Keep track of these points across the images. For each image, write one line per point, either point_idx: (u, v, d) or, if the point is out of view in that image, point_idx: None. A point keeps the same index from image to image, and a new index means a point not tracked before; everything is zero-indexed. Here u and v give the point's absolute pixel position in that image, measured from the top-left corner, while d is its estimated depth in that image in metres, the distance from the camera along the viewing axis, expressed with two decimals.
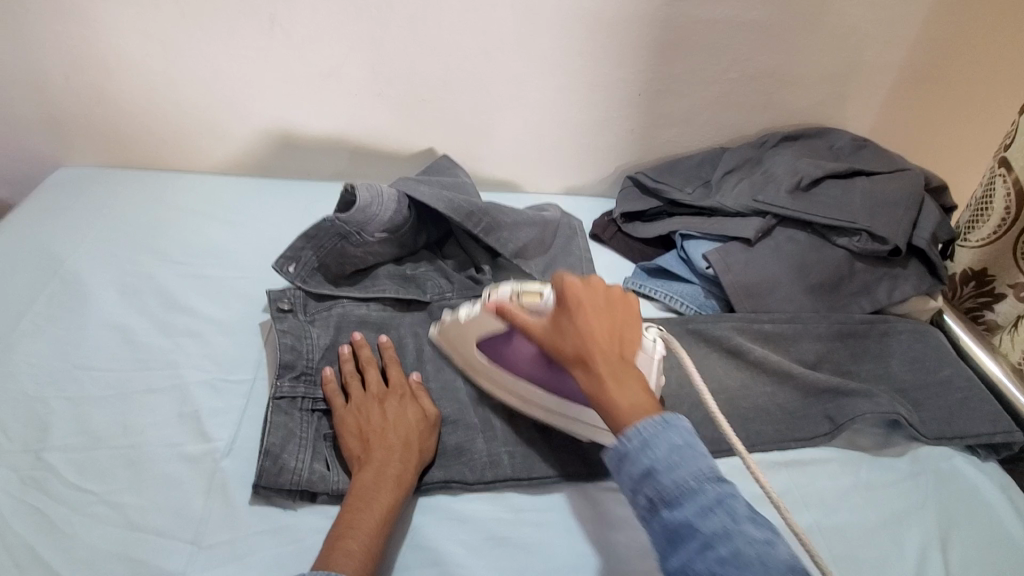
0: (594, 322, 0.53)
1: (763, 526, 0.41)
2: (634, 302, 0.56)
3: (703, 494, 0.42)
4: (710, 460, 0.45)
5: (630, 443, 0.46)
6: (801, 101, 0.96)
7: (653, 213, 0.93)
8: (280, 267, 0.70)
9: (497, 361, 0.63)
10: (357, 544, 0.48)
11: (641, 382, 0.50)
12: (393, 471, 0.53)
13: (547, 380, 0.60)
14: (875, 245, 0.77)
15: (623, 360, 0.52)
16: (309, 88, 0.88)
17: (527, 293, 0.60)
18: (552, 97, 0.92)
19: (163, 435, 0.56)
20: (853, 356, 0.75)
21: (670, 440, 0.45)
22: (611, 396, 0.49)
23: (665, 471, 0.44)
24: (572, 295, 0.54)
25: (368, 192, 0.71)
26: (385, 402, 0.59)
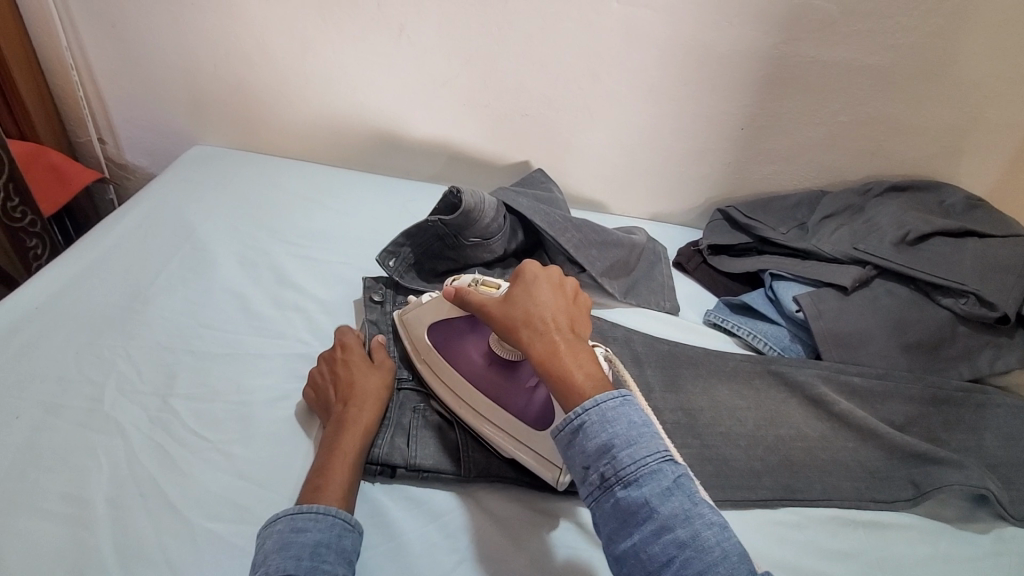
0: (548, 296, 0.57)
1: (718, 512, 0.44)
2: (587, 296, 0.61)
3: (662, 475, 0.45)
4: (665, 441, 0.47)
5: (589, 418, 0.47)
6: (913, 153, 0.92)
7: (742, 248, 0.92)
8: (381, 260, 0.75)
9: (446, 352, 0.64)
10: (334, 483, 0.52)
11: (589, 352, 0.53)
12: (359, 420, 0.57)
13: (486, 380, 0.61)
14: (983, 309, 0.73)
15: (573, 334, 0.55)
16: (422, 95, 0.94)
17: (486, 281, 0.62)
18: (652, 124, 0.93)
19: (271, 398, 0.61)
20: (945, 424, 0.71)
21: (629, 416, 0.47)
22: (558, 358, 0.51)
23: (623, 448, 0.45)
24: (531, 274, 0.59)
25: (473, 197, 0.75)
26: (334, 360, 0.63)
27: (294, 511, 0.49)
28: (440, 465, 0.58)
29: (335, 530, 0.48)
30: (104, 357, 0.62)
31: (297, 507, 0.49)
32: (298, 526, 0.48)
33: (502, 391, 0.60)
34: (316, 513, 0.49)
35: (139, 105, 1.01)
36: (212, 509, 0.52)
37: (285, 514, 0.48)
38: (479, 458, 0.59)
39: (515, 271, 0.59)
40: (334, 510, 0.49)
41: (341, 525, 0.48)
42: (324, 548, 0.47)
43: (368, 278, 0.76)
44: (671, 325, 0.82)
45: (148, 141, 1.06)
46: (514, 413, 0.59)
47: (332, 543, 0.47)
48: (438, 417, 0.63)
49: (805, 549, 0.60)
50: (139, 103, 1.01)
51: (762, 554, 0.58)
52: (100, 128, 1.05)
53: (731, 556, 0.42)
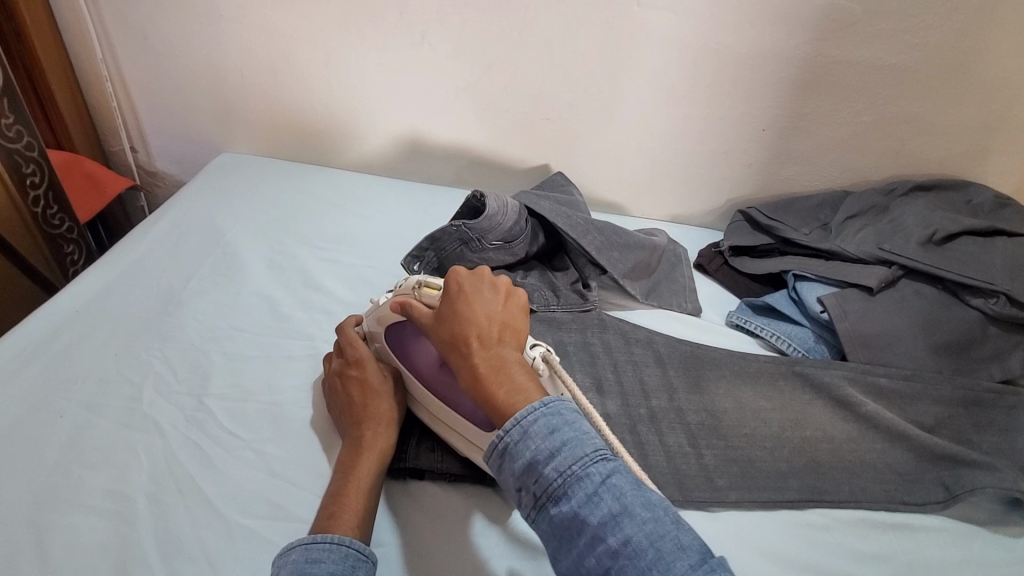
0: (477, 304, 0.55)
1: (652, 508, 0.41)
2: (522, 292, 0.59)
3: (588, 480, 0.42)
4: (593, 439, 0.45)
5: (511, 438, 0.45)
6: (938, 152, 0.91)
7: (764, 250, 0.92)
8: (406, 265, 0.77)
9: (401, 358, 0.62)
10: (353, 512, 0.50)
11: (517, 362, 0.51)
12: (373, 444, 0.55)
13: (437, 384, 0.59)
14: (1013, 309, 0.72)
15: (501, 341, 0.52)
16: (444, 101, 0.95)
17: (428, 285, 0.60)
18: (673, 127, 0.94)
19: (300, 398, 0.62)
20: (976, 426, 0.70)
21: (547, 423, 0.45)
22: (484, 382, 0.49)
23: (546, 461, 0.43)
24: (458, 285, 0.57)
25: (496, 202, 0.76)
26: (349, 373, 0.61)
27: (308, 541, 0.46)
28: (466, 469, 0.59)
29: (349, 562, 0.45)
30: (141, 358, 0.64)
31: (310, 536, 0.47)
32: (312, 557, 0.45)
33: (452, 395, 0.58)
34: (329, 544, 0.46)
35: (170, 115, 1.04)
36: (247, 506, 0.53)
37: (298, 543, 0.46)
38: None
39: (446, 283, 0.57)
40: (349, 540, 0.47)
41: (356, 556, 0.46)
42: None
43: (392, 291, 0.77)
44: (694, 327, 0.82)
45: (178, 150, 1.09)
46: (464, 416, 0.57)
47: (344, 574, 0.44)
48: None
49: (833, 552, 0.59)
50: (169, 113, 1.04)
51: (790, 556, 0.58)
52: (132, 138, 1.08)
53: (666, 554, 0.39)
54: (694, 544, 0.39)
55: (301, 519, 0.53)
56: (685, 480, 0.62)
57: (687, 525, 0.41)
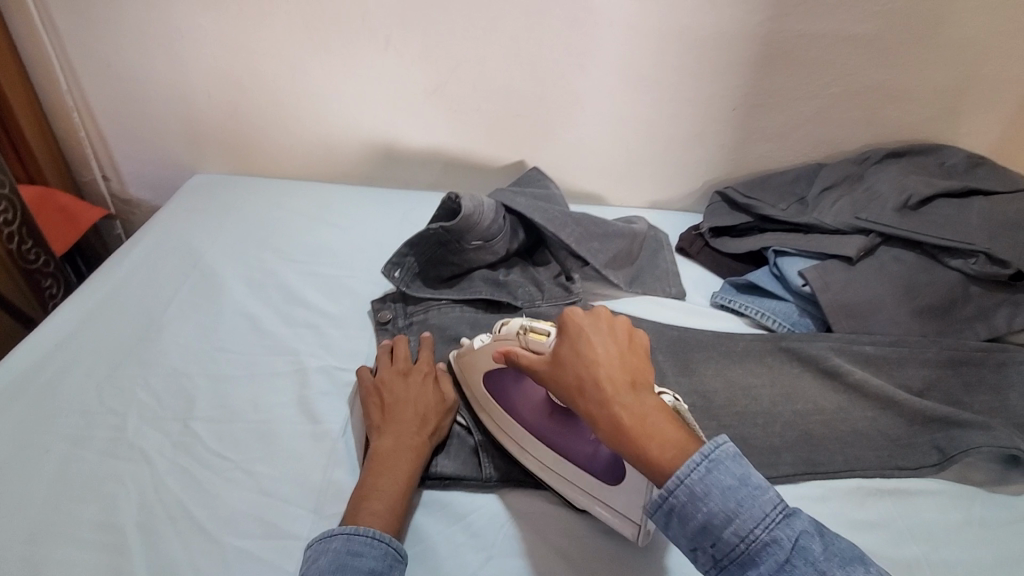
0: (602, 348, 0.51)
1: (844, 564, 0.41)
2: (641, 331, 0.54)
3: (774, 544, 0.42)
4: (767, 495, 0.44)
5: (678, 501, 0.44)
6: (910, 117, 0.92)
7: (743, 228, 0.92)
8: (387, 273, 0.76)
9: (503, 403, 0.61)
10: (382, 506, 0.52)
11: (661, 410, 0.47)
12: (410, 444, 0.57)
13: (551, 434, 0.58)
14: (994, 268, 0.72)
15: (637, 388, 0.49)
16: (414, 104, 0.95)
17: (534, 330, 0.57)
18: (645, 113, 0.94)
19: (287, 414, 0.62)
20: (966, 386, 0.70)
21: (720, 484, 0.44)
22: (633, 436, 0.46)
23: (725, 526, 0.43)
24: (577, 327, 0.53)
25: (472, 202, 0.75)
26: (409, 377, 0.63)
27: (350, 531, 0.49)
28: (462, 474, 0.59)
29: (387, 560, 0.48)
30: (124, 388, 0.64)
31: (352, 527, 0.49)
32: (354, 548, 0.48)
33: (568, 443, 0.57)
34: (370, 539, 0.49)
35: (140, 140, 1.03)
36: (240, 527, 0.52)
37: (341, 533, 0.49)
38: (499, 463, 0.60)
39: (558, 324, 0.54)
40: (387, 538, 0.49)
41: (393, 555, 0.49)
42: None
43: (376, 299, 0.77)
44: (680, 310, 0.82)
45: (151, 175, 1.08)
46: (582, 465, 0.55)
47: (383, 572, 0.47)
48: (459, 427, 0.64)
49: (832, 523, 0.59)
50: (138, 138, 1.03)
51: None
52: (103, 166, 1.07)
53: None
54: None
55: (296, 536, 0.52)
56: None
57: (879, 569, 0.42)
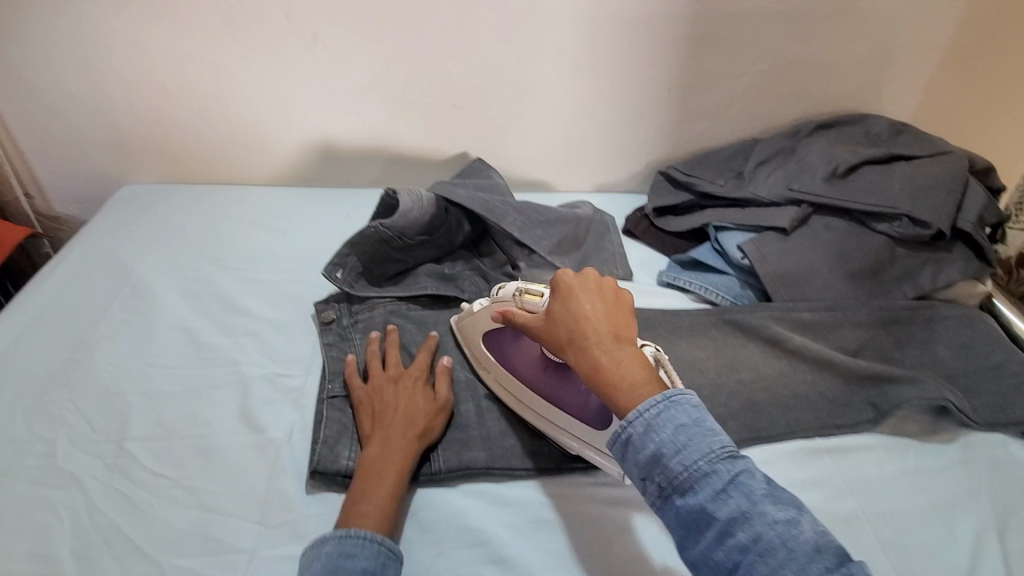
0: (588, 305, 0.54)
1: (784, 507, 0.41)
2: (629, 294, 0.56)
3: (715, 476, 0.43)
4: (719, 436, 0.44)
5: (634, 430, 0.45)
6: (836, 89, 0.95)
7: (685, 207, 0.94)
8: (328, 273, 0.73)
9: (499, 357, 0.65)
10: (369, 511, 0.51)
11: (637, 359, 0.50)
12: (400, 448, 0.56)
13: (546, 386, 0.61)
14: (916, 230, 0.76)
15: (619, 340, 0.51)
16: (349, 100, 0.93)
17: (529, 292, 0.61)
18: (582, 97, 0.94)
19: (228, 426, 0.60)
20: (897, 344, 0.74)
21: (675, 420, 0.45)
22: (606, 377, 0.49)
23: (673, 456, 0.44)
24: (566, 286, 0.56)
25: (410, 197, 0.74)
26: (398, 382, 0.62)
27: (342, 534, 0.48)
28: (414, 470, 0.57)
29: (381, 559, 0.47)
30: (51, 413, 0.61)
31: (343, 529, 0.49)
32: (347, 550, 0.47)
33: (562, 394, 0.60)
34: (362, 540, 0.48)
35: (61, 154, 0.98)
36: (180, 546, 0.51)
37: (333, 536, 0.48)
38: (450, 456, 0.59)
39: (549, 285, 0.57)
40: (380, 538, 0.48)
41: (387, 554, 0.48)
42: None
43: (319, 301, 0.74)
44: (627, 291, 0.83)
45: (78, 190, 1.03)
46: (576, 415, 0.59)
47: (377, 571, 0.46)
48: None
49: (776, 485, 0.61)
50: (60, 151, 0.98)
51: None
52: (25, 183, 1.02)
53: (800, 555, 0.39)
54: (829, 546, 0.39)
55: (240, 550, 0.51)
56: None
57: (814, 522, 0.41)
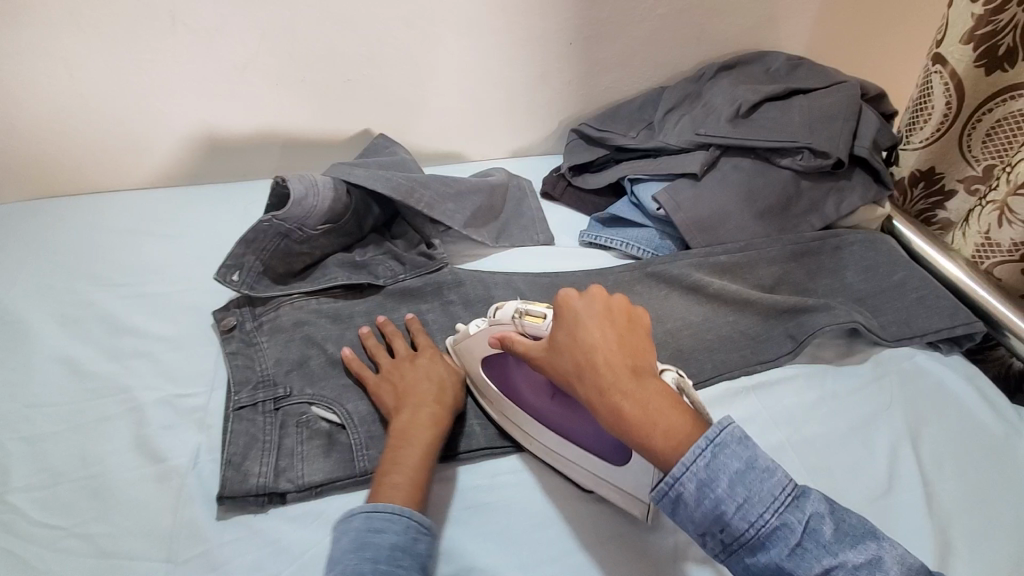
0: (598, 334, 0.49)
1: (862, 546, 0.40)
2: (642, 311, 0.52)
3: (787, 531, 0.41)
4: (776, 476, 0.42)
5: (685, 488, 0.42)
6: (734, 28, 0.94)
7: (601, 163, 0.93)
8: (222, 277, 0.67)
9: (502, 387, 0.60)
10: (402, 478, 0.50)
11: (665, 396, 0.46)
12: (428, 417, 0.55)
13: (554, 417, 0.56)
14: (819, 160, 0.77)
15: (640, 374, 0.47)
16: (227, 84, 0.84)
17: (530, 314, 0.56)
18: (481, 58, 0.89)
19: (126, 460, 0.55)
20: (809, 275, 0.76)
21: (730, 471, 0.42)
22: (631, 422, 0.45)
23: (735, 512, 0.42)
24: (571, 313, 0.52)
25: (301, 184, 0.68)
26: (415, 360, 0.61)
27: (369, 510, 0.47)
28: (336, 475, 0.54)
29: (410, 534, 0.47)
30: None
31: (371, 504, 0.48)
32: (375, 525, 0.46)
33: (570, 423, 0.55)
34: (391, 514, 0.47)
35: None
36: None
37: (361, 511, 0.47)
38: (374, 454, 0.55)
39: (556, 312, 0.52)
40: (409, 513, 0.48)
41: (416, 529, 0.47)
42: (399, 551, 0.45)
43: (219, 309, 0.68)
44: (549, 256, 0.81)
45: None
46: (587, 447, 0.54)
47: (407, 547, 0.46)
48: (327, 423, 0.58)
49: None
50: None
51: None
52: None
53: None
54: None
55: None
56: None
57: (887, 545, 0.41)
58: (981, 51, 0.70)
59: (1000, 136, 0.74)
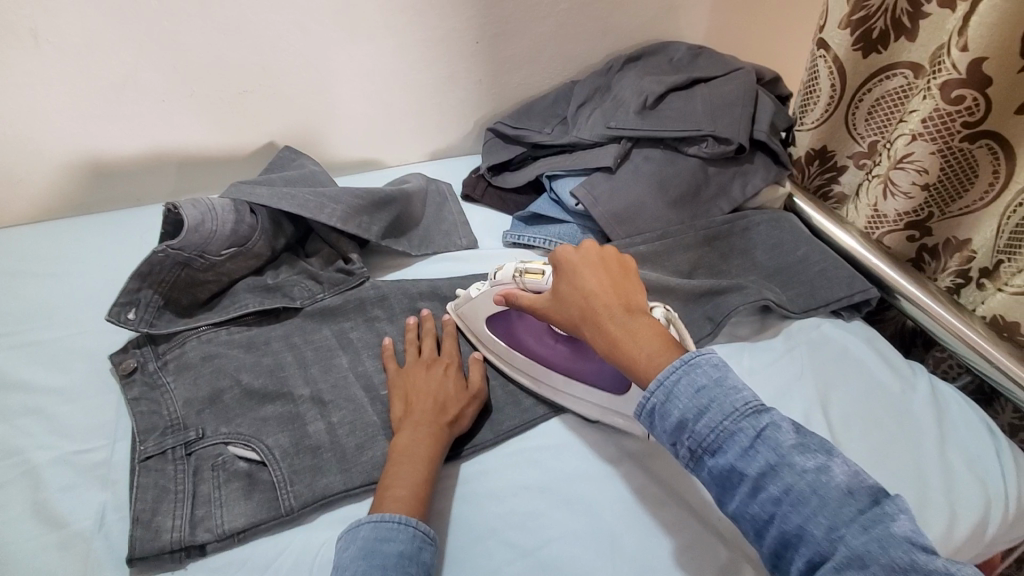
0: (591, 279, 0.56)
1: (813, 454, 0.43)
2: (634, 263, 0.58)
3: (743, 433, 0.44)
4: (741, 393, 0.45)
5: (655, 399, 0.47)
6: (636, 20, 0.96)
7: (519, 161, 0.92)
8: (116, 316, 0.61)
9: (508, 339, 0.66)
10: (400, 494, 0.50)
11: (654, 328, 0.52)
12: (432, 432, 0.55)
13: (561, 359, 0.63)
14: (723, 147, 0.80)
15: (632, 311, 0.53)
16: (107, 103, 0.77)
17: (529, 271, 0.62)
18: (388, 61, 0.86)
19: (19, 532, 0.49)
20: (722, 257, 0.79)
21: (694, 384, 0.46)
22: (623, 348, 0.51)
23: (697, 420, 0.45)
24: (568, 263, 0.58)
25: (196, 209, 0.63)
26: (430, 368, 0.61)
27: (376, 519, 0.48)
28: (260, 517, 0.51)
29: (416, 543, 0.47)
30: None
31: (377, 514, 0.49)
32: (382, 534, 0.47)
33: (576, 366, 0.62)
34: (396, 524, 0.48)
35: None
36: None
37: (368, 520, 0.48)
38: (300, 489, 0.53)
39: (553, 264, 0.59)
40: (414, 522, 0.48)
41: (422, 537, 0.48)
42: (406, 559, 0.46)
43: (116, 351, 0.63)
44: (474, 260, 0.80)
45: None
46: (591, 382, 0.61)
47: (414, 555, 0.46)
48: (246, 463, 0.54)
49: None
50: None
51: (599, 443, 0.61)
52: None
53: (833, 500, 0.41)
54: (863, 488, 0.41)
55: None
56: (496, 419, 0.62)
57: (843, 461, 0.43)
58: (858, 35, 0.74)
59: (881, 113, 0.78)
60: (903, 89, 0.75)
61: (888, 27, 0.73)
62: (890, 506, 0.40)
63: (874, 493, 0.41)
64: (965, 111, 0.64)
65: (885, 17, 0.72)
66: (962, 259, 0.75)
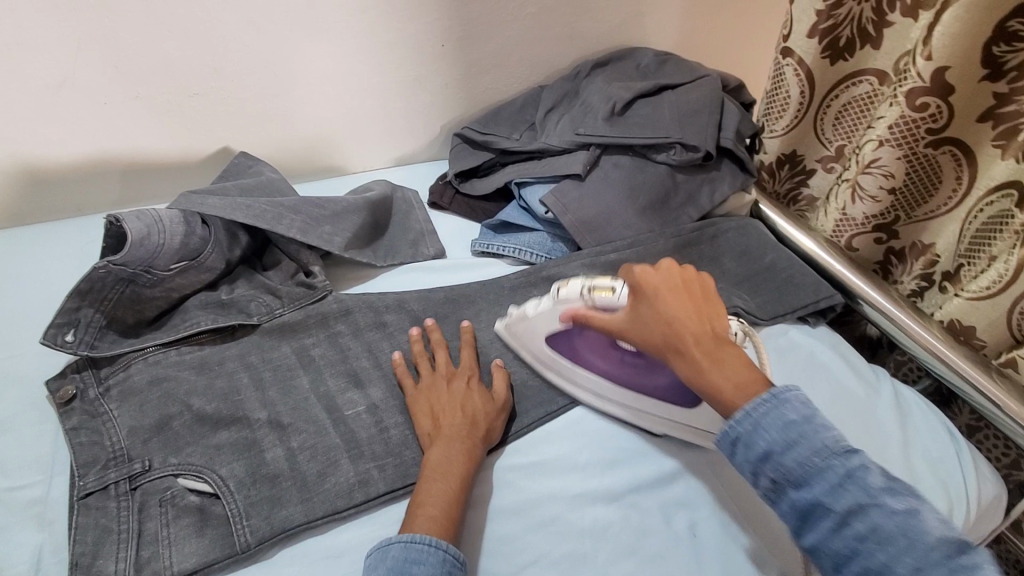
0: (671, 302, 0.53)
1: (903, 497, 0.41)
2: (713, 287, 0.55)
3: (832, 469, 0.43)
4: (831, 430, 0.44)
5: (739, 426, 0.46)
6: (603, 25, 0.95)
7: (487, 167, 0.90)
8: (52, 339, 0.56)
9: (570, 354, 0.64)
10: (435, 509, 0.49)
11: (739, 355, 0.50)
12: (464, 449, 0.54)
13: (628, 376, 0.62)
14: (690, 155, 0.80)
15: (717, 337, 0.51)
16: (41, 106, 0.71)
17: (598, 288, 0.59)
18: (351, 64, 0.83)
19: None
20: (692, 264, 0.79)
21: (784, 416, 0.45)
22: (709, 375, 0.49)
23: (783, 452, 0.44)
24: (646, 283, 0.55)
25: (141, 221, 0.59)
26: (452, 382, 0.60)
27: (406, 538, 0.46)
28: (214, 555, 0.48)
29: (446, 567, 0.45)
30: None
31: (408, 533, 0.47)
32: (412, 556, 0.45)
33: (645, 380, 0.61)
34: (428, 545, 0.46)
35: None
36: None
37: (398, 540, 0.46)
38: (257, 522, 0.50)
39: (630, 283, 0.56)
40: (445, 544, 0.46)
41: (452, 561, 0.46)
42: None
43: (52, 376, 0.58)
44: (443, 270, 0.78)
45: None
46: (661, 397, 0.61)
47: None
48: (198, 496, 0.51)
49: (610, 432, 0.62)
50: None
51: (572, 459, 0.59)
52: None
53: (924, 546, 0.39)
54: (951, 538, 0.39)
55: None
56: None
57: (932, 507, 0.42)
58: (826, 43, 0.75)
59: (849, 118, 0.79)
60: (869, 95, 0.76)
61: (854, 35, 0.74)
62: (978, 557, 0.39)
63: (959, 541, 0.39)
64: (929, 117, 0.66)
65: (852, 26, 0.73)
66: (927, 262, 0.76)
